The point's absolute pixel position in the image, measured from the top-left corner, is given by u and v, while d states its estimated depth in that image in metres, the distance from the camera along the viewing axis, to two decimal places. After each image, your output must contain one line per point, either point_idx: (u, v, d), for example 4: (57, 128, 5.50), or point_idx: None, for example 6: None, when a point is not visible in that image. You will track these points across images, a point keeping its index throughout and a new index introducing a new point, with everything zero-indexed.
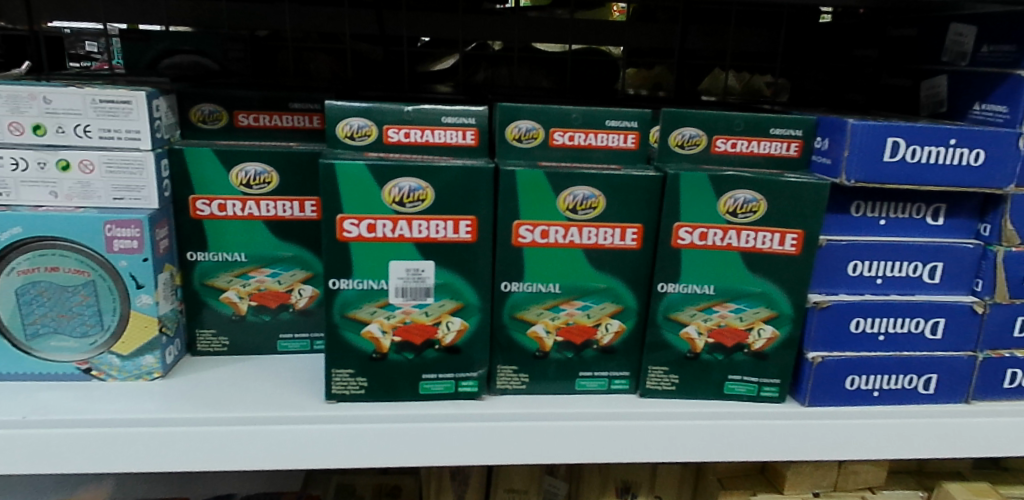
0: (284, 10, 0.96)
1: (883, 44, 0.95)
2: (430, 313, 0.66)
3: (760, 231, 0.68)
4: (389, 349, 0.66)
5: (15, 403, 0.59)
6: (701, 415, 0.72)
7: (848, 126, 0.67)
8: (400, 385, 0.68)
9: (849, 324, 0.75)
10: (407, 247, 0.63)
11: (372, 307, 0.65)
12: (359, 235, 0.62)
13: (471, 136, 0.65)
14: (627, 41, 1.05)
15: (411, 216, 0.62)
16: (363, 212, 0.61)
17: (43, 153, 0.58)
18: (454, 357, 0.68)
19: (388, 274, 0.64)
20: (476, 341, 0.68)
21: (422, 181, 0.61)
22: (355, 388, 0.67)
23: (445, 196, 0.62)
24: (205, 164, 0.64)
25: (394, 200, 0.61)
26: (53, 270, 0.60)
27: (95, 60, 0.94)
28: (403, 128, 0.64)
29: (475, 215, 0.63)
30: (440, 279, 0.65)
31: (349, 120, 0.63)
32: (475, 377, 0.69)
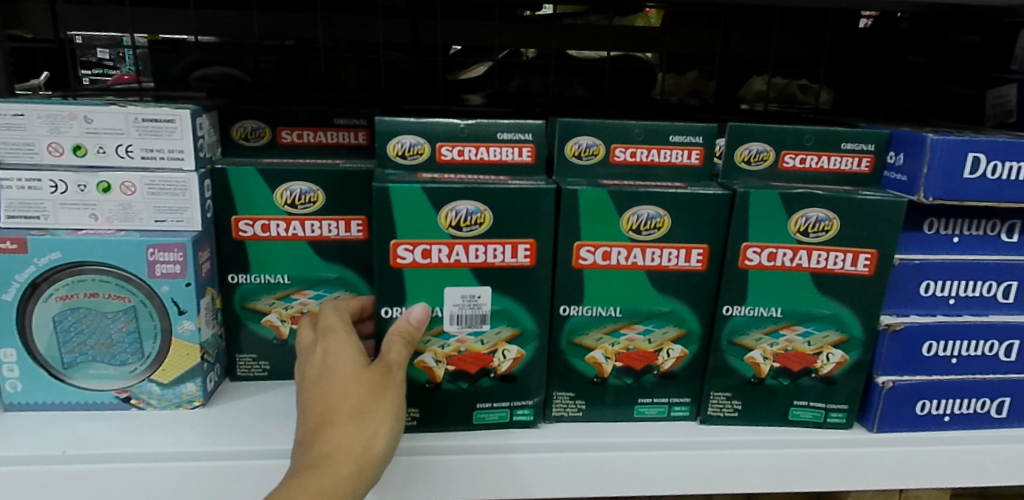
0: (316, 19, 0.88)
1: (940, 52, 0.89)
2: (486, 342, 0.62)
3: (832, 251, 0.64)
4: (442, 379, 0.63)
5: (53, 435, 0.56)
6: (767, 444, 0.68)
7: (927, 141, 0.63)
8: (454, 415, 0.65)
9: (922, 348, 0.69)
10: (463, 273, 0.60)
11: (427, 336, 0.61)
12: (413, 261, 0.59)
13: (528, 154, 0.61)
14: (663, 48, 0.95)
15: (468, 240, 0.59)
16: (418, 237, 0.58)
17: (83, 175, 0.55)
18: (509, 385, 0.65)
19: (443, 301, 0.60)
20: (532, 368, 0.65)
21: (480, 204, 0.58)
22: (407, 420, 0.64)
23: (503, 219, 0.58)
24: (250, 183, 0.60)
25: (450, 224, 0.58)
26: (92, 295, 0.56)
27: (111, 68, 0.87)
28: (456, 146, 0.60)
29: (534, 239, 0.60)
30: (496, 305, 0.61)
31: (402, 137, 0.59)
32: (531, 405, 0.66)
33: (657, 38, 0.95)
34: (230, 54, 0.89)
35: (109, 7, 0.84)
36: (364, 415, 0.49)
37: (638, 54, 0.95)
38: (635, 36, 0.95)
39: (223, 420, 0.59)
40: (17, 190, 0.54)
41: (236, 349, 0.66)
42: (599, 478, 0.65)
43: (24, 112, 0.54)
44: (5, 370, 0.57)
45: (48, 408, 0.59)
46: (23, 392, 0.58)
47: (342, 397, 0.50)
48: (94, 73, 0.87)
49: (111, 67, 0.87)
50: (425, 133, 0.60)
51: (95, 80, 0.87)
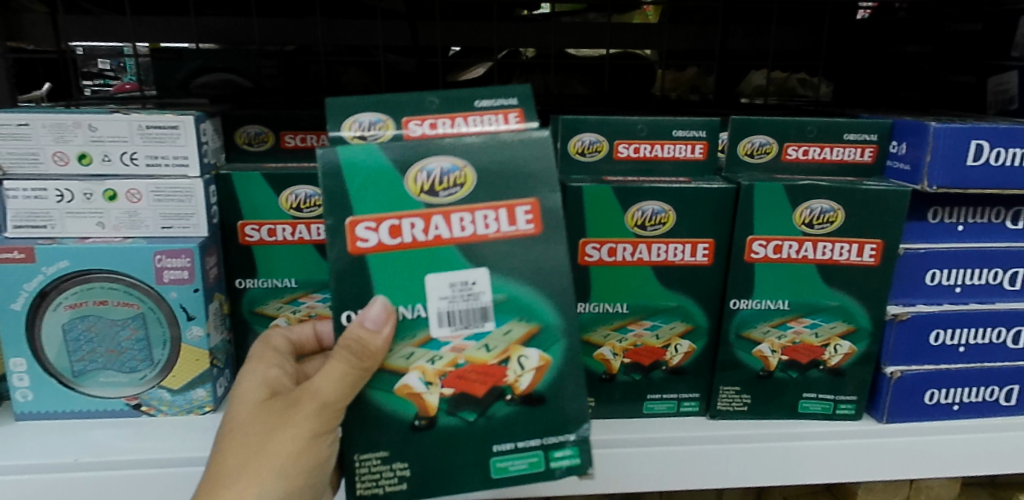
0: (315, 24, 0.88)
1: (939, 40, 0.91)
2: (492, 348, 0.46)
3: (837, 242, 0.64)
4: (437, 409, 0.47)
5: (65, 444, 0.56)
6: (777, 436, 0.68)
7: (929, 129, 0.63)
8: (463, 466, 0.49)
9: (929, 337, 0.69)
10: (446, 253, 0.45)
11: (408, 349, 0.46)
12: (378, 243, 0.45)
13: (514, 119, 0.52)
14: (663, 44, 0.96)
15: (447, 207, 0.45)
16: (383, 209, 0.45)
17: (89, 183, 0.55)
18: (537, 410, 0.48)
19: (425, 295, 0.45)
20: (563, 381, 0.48)
21: (458, 159, 0.45)
22: (393, 480, 0.48)
23: (492, 177, 0.45)
24: (255, 188, 0.60)
25: (421, 189, 0.45)
26: (100, 303, 0.56)
27: (112, 79, 0.87)
28: (426, 120, 0.51)
29: (535, 197, 0.46)
30: (498, 293, 0.45)
31: (358, 116, 0.52)
32: (573, 441, 0.48)
33: (656, 34, 0.95)
34: (231, 60, 0.89)
35: (111, 17, 0.85)
36: (237, 464, 0.45)
37: (637, 50, 0.96)
38: (635, 33, 0.95)
39: None
40: (24, 199, 0.55)
41: (244, 354, 0.66)
42: (612, 476, 0.65)
43: (28, 122, 0.54)
44: (17, 379, 0.57)
45: (59, 417, 0.59)
46: (34, 402, 0.58)
47: (227, 439, 0.47)
48: (96, 85, 0.87)
49: (113, 77, 0.87)
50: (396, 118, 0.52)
51: (97, 91, 0.87)
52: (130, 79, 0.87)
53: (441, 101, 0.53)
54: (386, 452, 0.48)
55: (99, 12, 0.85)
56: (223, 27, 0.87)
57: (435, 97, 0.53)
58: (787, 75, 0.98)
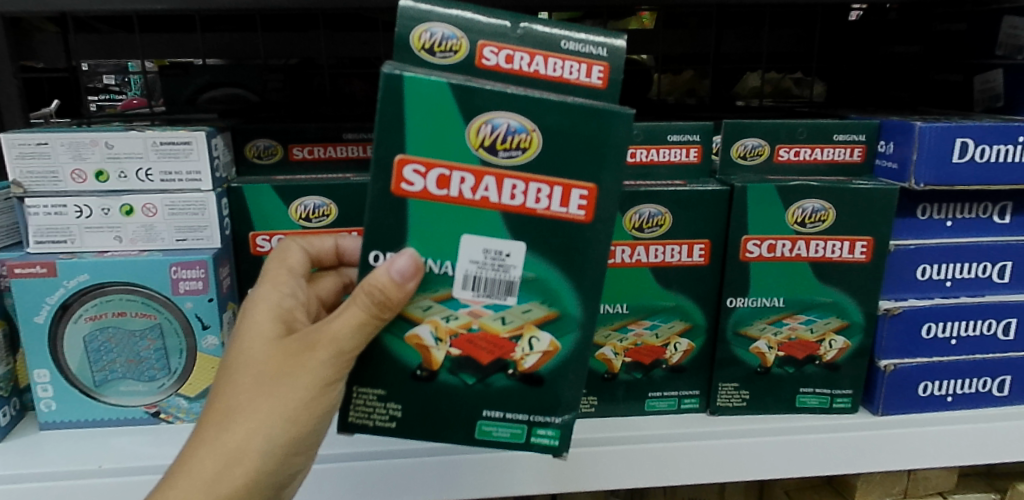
0: (319, 37, 0.90)
1: (928, 40, 0.93)
2: (509, 322, 0.46)
3: (829, 240, 0.66)
4: (440, 365, 0.47)
5: (89, 451, 0.58)
6: (776, 430, 0.69)
7: (916, 128, 0.65)
8: (452, 420, 0.48)
9: (921, 330, 0.71)
10: (487, 217, 0.43)
11: (427, 301, 0.45)
12: (422, 190, 0.43)
13: (598, 75, 0.47)
14: (659, 48, 0.98)
15: (500, 172, 0.42)
16: (435, 156, 0.42)
17: (106, 199, 0.57)
18: (532, 390, 0.48)
19: (458, 256, 0.43)
20: (566, 368, 0.48)
21: (527, 121, 0.42)
22: (384, 417, 0.48)
23: (556, 150, 0.42)
24: (265, 199, 0.62)
25: (479, 144, 0.42)
26: (119, 314, 0.58)
27: (116, 93, 0.89)
28: (503, 50, 0.47)
29: (595, 184, 0.43)
30: (531, 271, 0.44)
31: (432, 26, 0.47)
32: (557, 424, 0.49)
33: (651, 40, 0.97)
34: (238, 75, 0.91)
35: (120, 35, 0.87)
36: (248, 402, 0.44)
37: (633, 56, 0.98)
38: (631, 39, 0.97)
39: None
40: (45, 216, 0.57)
41: None
42: (617, 473, 0.67)
43: (47, 141, 0.56)
44: (40, 390, 0.59)
45: (82, 426, 0.61)
46: (56, 412, 0.60)
47: (237, 371, 0.44)
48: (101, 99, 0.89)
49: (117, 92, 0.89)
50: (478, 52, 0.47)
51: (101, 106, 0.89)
52: (134, 94, 0.89)
53: (525, 33, 0.48)
54: (385, 390, 0.48)
55: (108, 31, 0.87)
56: (229, 42, 0.89)
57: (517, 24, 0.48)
58: (782, 75, 1.00)
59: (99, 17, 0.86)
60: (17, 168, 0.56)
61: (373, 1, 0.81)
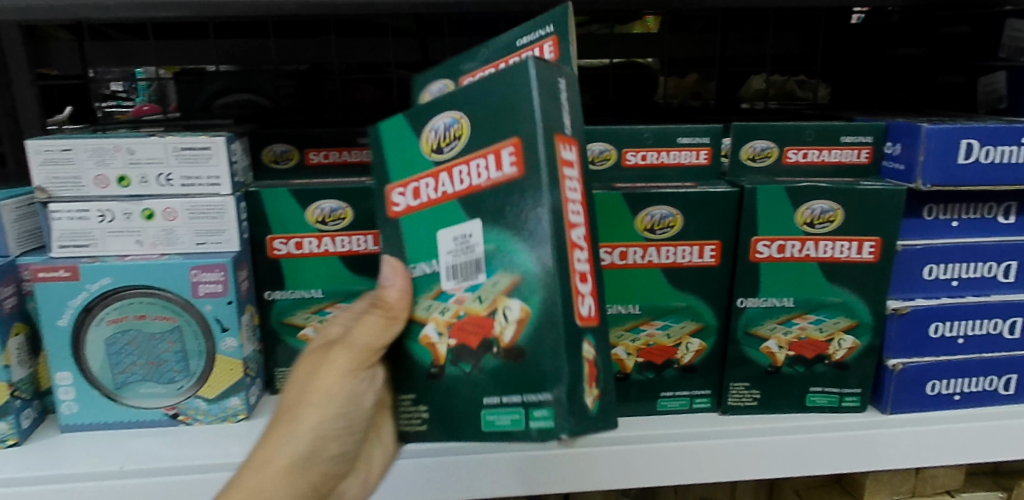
0: (329, 43, 0.91)
1: (931, 42, 0.91)
2: (484, 300, 0.45)
3: (838, 241, 0.67)
4: (445, 359, 0.49)
5: (110, 452, 0.58)
6: (786, 429, 0.70)
7: (922, 130, 0.66)
8: (462, 413, 0.50)
9: (928, 329, 0.72)
10: (451, 207, 0.46)
11: (427, 300, 0.48)
12: (406, 207, 0.48)
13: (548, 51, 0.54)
14: (665, 52, 0.99)
15: (450, 162, 0.45)
16: (408, 174, 0.48)
17: (128, 204, 0.58)
18: (516, 367, 0.45)
19: (439, 250, 0.47)
20: (541, 340, 0.44)
21: (454, 112, 0.45)
22: (419, 422, 0.53)
23: (482, 122, 0.44)
24: (283, 203, 0.63)
25: (431, 148, 0.47)
26: (140, 317, 0.59)
27: (124, 100, 0.90)
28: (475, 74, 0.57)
29: (517, 136, 0.42)
30: (490, 242, 0.44)
31: (430, 88, 0.62)
32: (551, 402, 0.45)
33: (657, 44, 0.98)
34: (250, 81, 0.92)
35: (134, 42, 0.88)
36: (294, 402, 0.51)
37: (640, 60, 0.99)
38: (637, 42, 0.98)
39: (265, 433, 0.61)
40: (68, 220, 0.58)
41: (274, 363, 0.68)
42: (630, 472, 0.67)
43: (71, 147, 0.57)
44: (62, 393, 0.60)
45: (102, 428, 0.61)
46: (78, 414, 0.61)
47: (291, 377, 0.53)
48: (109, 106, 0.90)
49: (124, 98, 0.90)
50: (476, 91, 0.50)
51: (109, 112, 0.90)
52: (140, 100, 0.90)
53: (489, 53, 0.58)
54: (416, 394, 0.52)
55: (121, 38, 0.88)
56: (240, 48, 0.90)
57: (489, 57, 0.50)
58: (786, 78, 1.02)
59: (112, 24, 0.88)
60: (42, 174, 0.57)
61: (384, 7, 0.82)
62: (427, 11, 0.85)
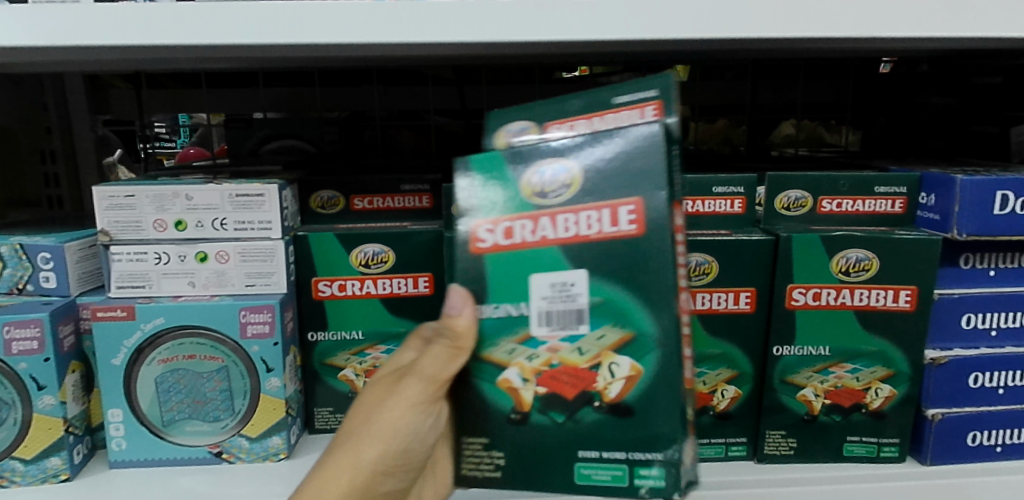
0: (371, 92, 0.95)
1: (962, 92, 0.93)
2: (585, 352, 0.45)
3: (873, 289, 0.67)
4: (530, 406, 0.48)
5: (156, 489, 0.59)
6: (824, 479, 0.69)
7: (956, 181, 0.66)
8: (555, 468, 0.49)
9: (968, 380, 0.71)
10: (553, 254, 0.44)
11: (509, 345, 0.47)
12: (494, 245, 0.45)
13: (653, 113, 0.48)
14: (694, 100, 1.00)
15: (555, 211, 0.44)
16: (502, 213, 0.45)
17: (183, 246, 0.60)
18: (625, 423, 0.47)
19: (530, 295, 0.45)
20: (652, 397, 0.46)
21: (567, 162, 0.44)
22: (489, 467, 0.50)
23: (602, 181, 0.44)
24: (328, 246, 0.65)
25: (532, 192, 0.45)
26: (190, 357, 0.61)
27: (166, 141, 0.94)
28: (566, 123, 0.50)
29: (639, 198, 0.43)
30: (598, 295, 0.44)
31: (508, 125, 0.51)
32: (660, 461, 0.47)
33: (686, 92, 1.00)
34: (296, 127, 0.96)
35: (188, 90, 0.93)
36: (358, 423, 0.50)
37: None
38: None
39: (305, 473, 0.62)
40: (126, 262, 0.60)
41: (313, 402, 0.69)
42: None
43: (133, 194, 0.60)
44: (112, 429, 0.62)
45: (149, 465, 0.63)
46: (126, 450, 0.62)
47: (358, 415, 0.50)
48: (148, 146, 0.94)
49: (167, 140, 0.94)
50: (517, 107, 0.53)
51: (149, 153, 0.94)
52: (180, 143, 0.94)
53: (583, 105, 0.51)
54: (488, 439, 0.50)
55: (176, 87, 0.93)
56: (286, 96, 0.94)
57: (584, 103, 0.51)
58: (815, 123, 1.02)
59: (170, 75, 0.93)
60: (105, 219, 0.60)
61: (425, 59, 0.86)
62: (466, 62, 0.88)
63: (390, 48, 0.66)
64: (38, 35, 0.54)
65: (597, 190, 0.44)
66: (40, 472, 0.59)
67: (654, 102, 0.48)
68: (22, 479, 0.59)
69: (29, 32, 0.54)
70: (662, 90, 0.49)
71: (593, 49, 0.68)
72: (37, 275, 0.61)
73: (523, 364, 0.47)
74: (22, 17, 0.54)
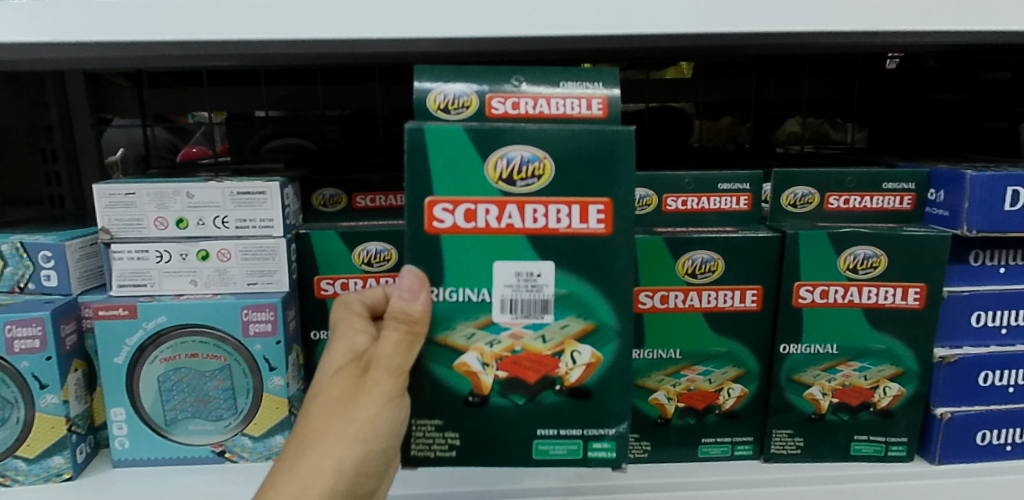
0: (374, 89, 0.94)
1: (971, 88, 0.94)
2: (549, 340, 0.52)
3: (881, 287, 0.67)
4: (490, 389, 0.53)
5: (159, 488, 0.59)
6: (832, 479, 0.69)
7: (966, 177, 0.65)
8: (510, 444, 0.54)
9: (977, 378, 0.70)
10: (517, 242, 0.50)
11: (470, 329, 0.52)
12: (453, 225, 0.50)
13: (598, 106, 0.52)
14: (698, 97, 0.99)
15: (523, 198, 0.50)
16: (462, 194, 0.50)
17: (184, 245, 0.60)
18: (582, 404, 0.54)
19: (494, 281, 0.51)
20: (610, 380, 0.54)
21: (538, 151, 0.49)
22: (443, 447, 0.54)
23: (569, 173, 0.50)
24: (330, 244, 0.64)
25: (498, 178, 0.50)
26: (192, 356, 0.60)
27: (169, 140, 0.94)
28: (509, 98, 0.53)
29: (609, 198, 0.50)
30: (562, 287, 0.51)
31: (445, 89, 0.53)
32: (611, 435, 0.55)
33: (691, 88, 0.99)
34: (298, 126, 0.95)
35: (189, 89, 0.93)
36: (328, 424, 0.50)
37: (674, 103, 0.99)
38: (673, 88, 0.99)
39: None
40: (128, 260, 0.60)
41: None
42: None
43: (134, 192, 0.59)
44: (115, 428, 0.62)
45: (152, 464, 0.62)
46: (128, 449, 0.62)
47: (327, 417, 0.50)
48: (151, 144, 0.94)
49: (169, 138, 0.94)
50: (450, 68, 0.53)
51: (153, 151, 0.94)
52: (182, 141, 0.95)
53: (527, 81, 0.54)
54: (441, 421, 0.54)
55: (176, 85, 0.93)
56: (289, 95, 0.94)
57: (524, 77, 0.54)
58: (820, 121, 1.00)
59: (170, 73, 0.92)
60: (106, 217, 0.60)
61: (427, 56, 0.85)
62: (469, 59, 0.87)
63: (392, 45, 0.65)
64: (39, 33, 0.54)
65: (563, 186, 0.50)
66: (43, 471, 0.59)
67: (601, 95, 0.53)
68: (25, 478, 0.59)
69: (28, 29, 0.54)
70: (607, 82, 0.53)
71: (596, 46, 0.68)
72: (38, 274, 0.60)
73: (484, 349, 0.52)
74: (21, 14, 0.54)
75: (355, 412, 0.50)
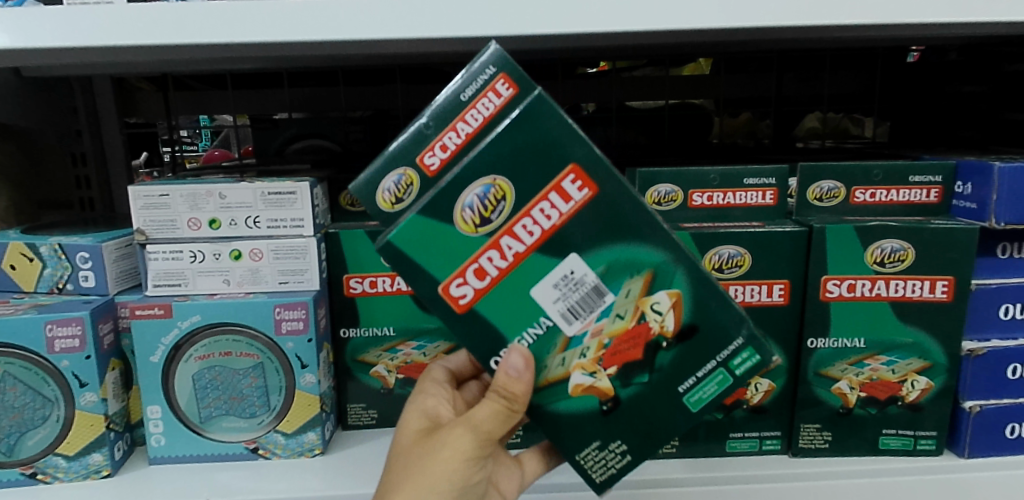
0: (396, 90, 0.95)
1: (996, 81, 0.89)
2: (625, 314, 0.47)
3: (909, 280, 0.66)
4: (613, 389, 0.49)
5: (196, 484, 0.60)
6: (861, 473, 0.68)
7: (994, 169, 0.65)
8: (665, 418, 0.50)
9: (1007, 371, 0.69)
10: (535, 264, 0.45)
11: (558, 355, 0.48)
12: (475, 291, 0.46)
13: (506, 85, 0.50)
14: (719, 93, 0.99)
15: (507, 223, 0.45)
16: (460, 263, 0.45)
17: (217, 245, 0.61)
18: (697, 340, 0.48)
19: (543, 307, 0.46)
20: (704, 306, 0.47)
21: (483, 179, 0.44)
22: (618, 458, 0.51)
23: (525, 169, 0.44)
24: (359, 244, 0.65)
25: (472, 224, 0.45)
26: (226, 354, 0.61)
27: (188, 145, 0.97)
28: (433, 147, 0.49)
29: (572, 163, 0.45)
30: (598, 265, 0.46)
31: (382, 184, 0.50)
32: (743, 344, 0.48)
33: (710, 84, 0.99)
34: (322, 127, 0.96)
35: (212, 92, 0.94)
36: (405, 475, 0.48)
37: (693, 100, 0.99)
38: (691, 84, 0.99)
39: (339, 468, 0.63)
40: (163, 261, 0.61)
41: (346, 399, 0.70)
42: None
43: (168, 193, 0.60)
44: (152, 425, 0.63)
45: (188, 461, 0.63)
46: (165, 446, 0.63)
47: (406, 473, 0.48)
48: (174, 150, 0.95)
49: (189, 143, 0.97)
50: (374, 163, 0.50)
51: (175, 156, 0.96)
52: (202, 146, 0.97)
53: (432, 118, 0.50)
54: (598, 439, 0.51)
55: (199, 88, 0.95)
56: (312, 97, 0.95)
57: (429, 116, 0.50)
58: (841, 117, 1.01)
59: (194, 76, 0.94)
60: (141, 217, 0.61)
61: (447, 55, 0.86)
62: None
63: (417, 45, 0.66)
64: (74, 39, 0.55)
65: (530, 186, 0.45)
66: (83, 468, 0.60)
67: (499, 76, 0.50)
68: (66, 475, 0.60)
69: (63, 34, 0.55)
70: (496, 62, 0.50)
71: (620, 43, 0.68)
72: (75, 275, 0.61)
73: (582, 363, 0.48)
74: (61, 21, 0.55)
75: (433, 466, 0.48)
